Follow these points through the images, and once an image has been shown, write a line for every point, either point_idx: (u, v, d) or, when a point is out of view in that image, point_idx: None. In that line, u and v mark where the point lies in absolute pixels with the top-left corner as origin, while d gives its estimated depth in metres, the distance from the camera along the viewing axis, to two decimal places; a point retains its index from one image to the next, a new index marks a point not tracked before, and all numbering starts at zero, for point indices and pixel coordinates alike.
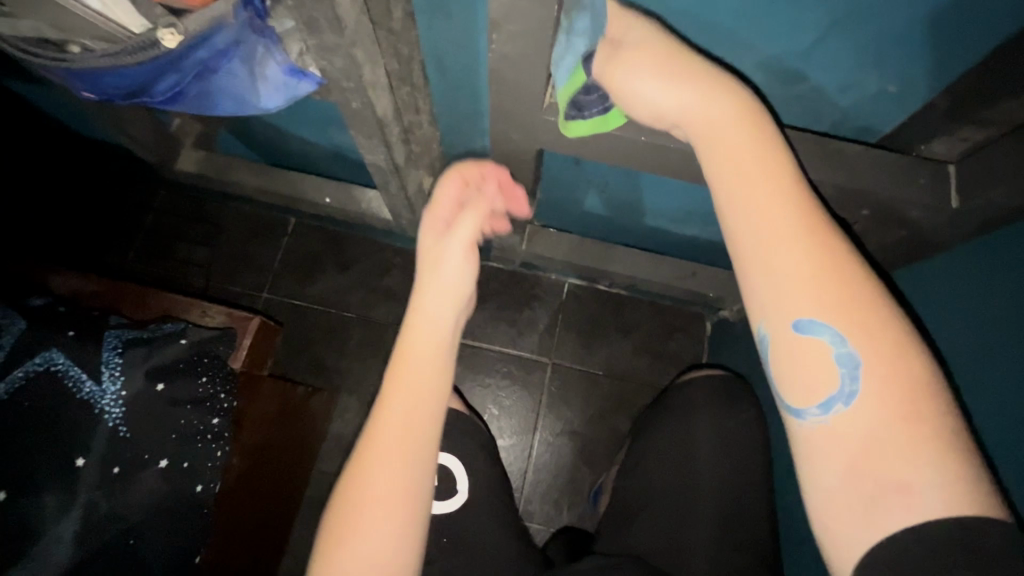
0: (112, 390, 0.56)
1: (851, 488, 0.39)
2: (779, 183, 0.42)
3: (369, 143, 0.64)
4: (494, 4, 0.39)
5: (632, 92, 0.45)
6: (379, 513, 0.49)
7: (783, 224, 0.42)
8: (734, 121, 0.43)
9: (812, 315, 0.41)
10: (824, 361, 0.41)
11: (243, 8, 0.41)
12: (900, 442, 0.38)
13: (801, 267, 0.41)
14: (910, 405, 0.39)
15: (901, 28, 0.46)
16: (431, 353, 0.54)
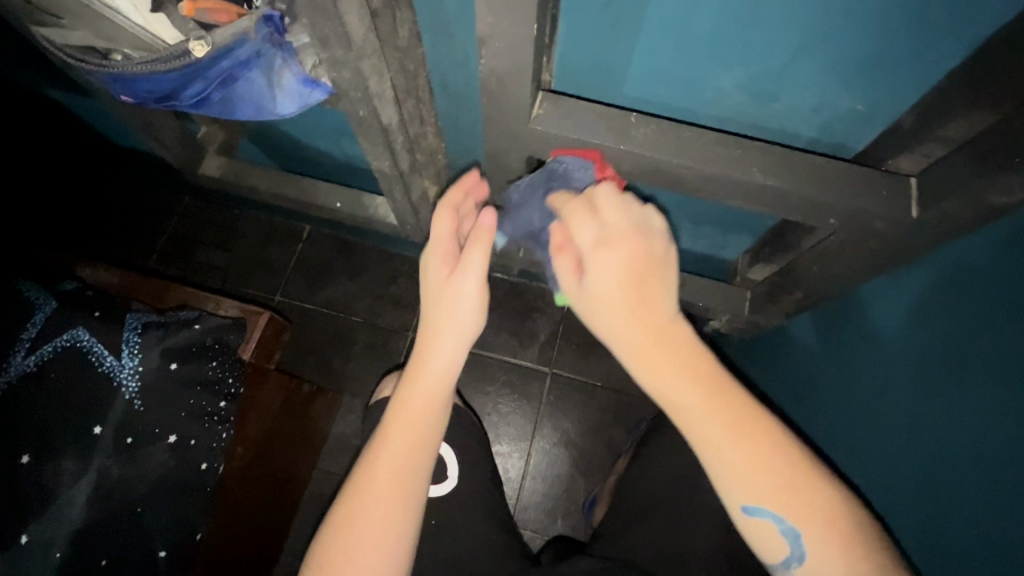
0: (130, 366, 0.60)
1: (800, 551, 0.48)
2: (718, 416, 0.48)
3: (375, 151, 0.69)
4: (481, 24, 0.44)
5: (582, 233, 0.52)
6: (374, 544, 0.57)
7: (708, 394, 0.49)
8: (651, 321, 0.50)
9: (733, 443, 0.48)
10: (772, 534, 0.49)
11: (264, 23, 0.47)
12: (812, 528, 0.47)
13: (721, 423, 0.48)
14: (808, 496, 0.48)
15: (861, 53, 0.50)
16: (432, 399, 0.62)
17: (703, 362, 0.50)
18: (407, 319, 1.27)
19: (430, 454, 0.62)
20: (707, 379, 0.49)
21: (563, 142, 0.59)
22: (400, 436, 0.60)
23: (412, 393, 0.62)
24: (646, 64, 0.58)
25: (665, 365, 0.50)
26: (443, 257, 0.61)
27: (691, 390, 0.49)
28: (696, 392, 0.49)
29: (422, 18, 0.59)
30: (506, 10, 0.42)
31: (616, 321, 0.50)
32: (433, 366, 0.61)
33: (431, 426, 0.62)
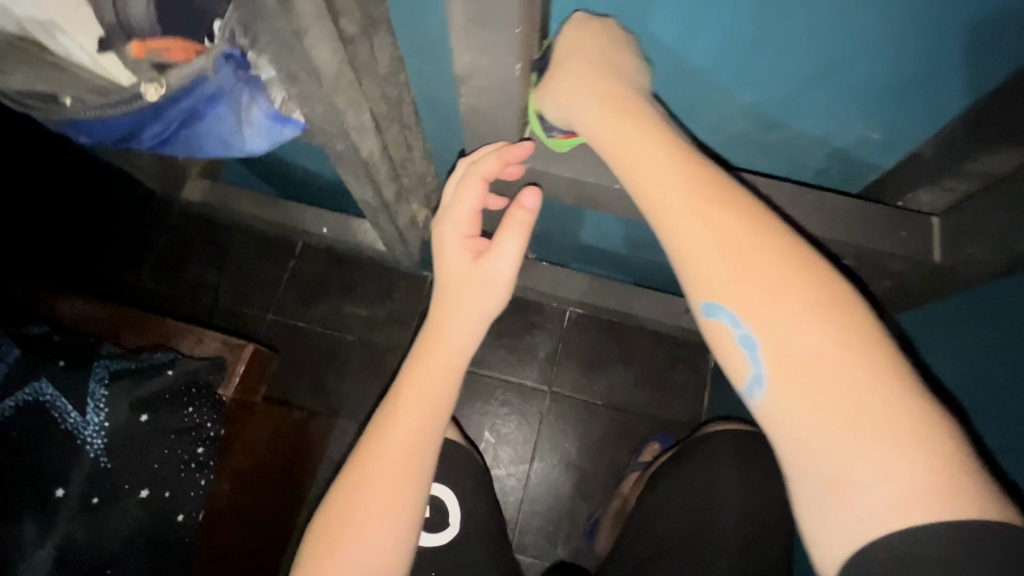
0: (95, 422, 0.56)
1: (810, 449, 0.37)
2: (684, 174, 0.43)
3: (357, 182, 0.65)
4: (459, 62, 0.40)
5: (553, 103, 0.50)
6: (380, 517, 0.54)
7: (689, 183, 0.42)
8: (636, 132, 0.44)
9: (729, 288, 0.41)
10: (731, 345, 0.41)
11: (225, 62, 0.44)
12: (837, 428, 0.36)
13: (683, 193, 0.42)
14: (839, 377, 0.37)
15: (880, 81, 0.46)
16: (444, 375, 0.57)
17: (666, 134, 0.45)
18: (402, 337, 1.24)
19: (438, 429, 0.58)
20: (656, 130, 0.45)
21: (556, 178, 0.56)
22: (408, 414, 0.56)
23: (415, 377, 0.57)
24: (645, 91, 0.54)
25: (669, 185, 0.42)
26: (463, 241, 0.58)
27: (700, 210, 0.42)
28: (644, 132, 0.44)
29: (404, 42, 0.55)
30: (485, 49, 0.38)
31: (596, 111, 0.46)
32: (446, 345, 0.58)
33: (444, 408, 0.58)
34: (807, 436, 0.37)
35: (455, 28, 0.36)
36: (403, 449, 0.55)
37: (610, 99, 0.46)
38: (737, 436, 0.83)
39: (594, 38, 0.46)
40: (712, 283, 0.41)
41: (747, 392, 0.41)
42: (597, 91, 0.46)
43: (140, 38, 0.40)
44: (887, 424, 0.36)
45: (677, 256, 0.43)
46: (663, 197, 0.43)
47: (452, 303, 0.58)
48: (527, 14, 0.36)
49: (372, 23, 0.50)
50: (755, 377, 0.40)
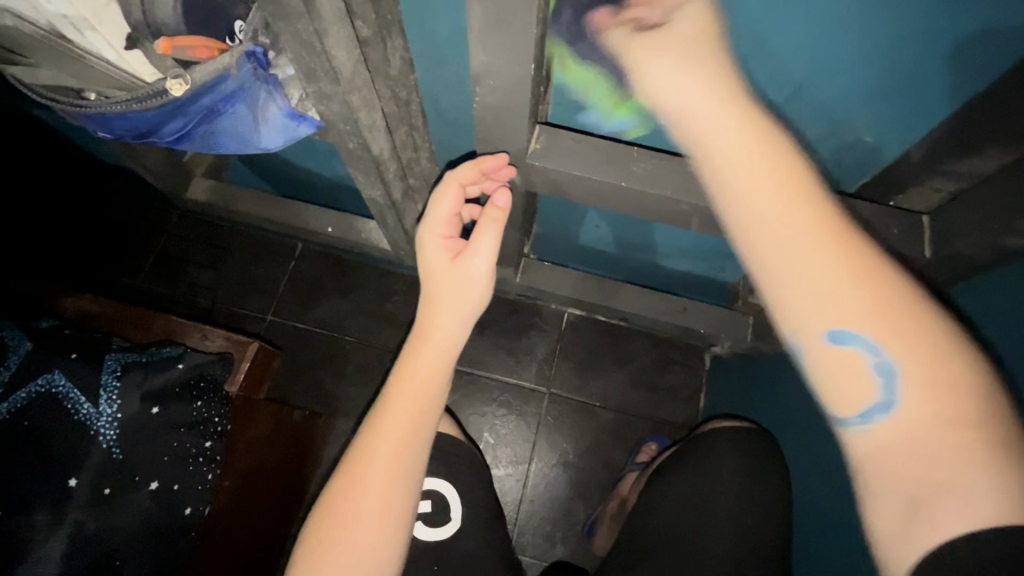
0: (108, 413, 0.57)
1: (920, 482, 0.35)
2: (776, 184, 0.39)
3: (366, 181, 0.66)
4: (474, 62, 0.42)
5: (639, 73, 0.42)
6: (373, 517, 0.55)
7: (787, 194, 0.39)
8: (730, 116, 0.40)
9: (837, 305, 0.37)
10: (857, 372, 0.38)
11: (247, 60, 0.44)
12: (969, 463, 0.33)
13: (790, 205, 0.38)
14: (955, 403, 0.35)
15: (872, 85, 0.48)
16: (434, 370, 0.60)
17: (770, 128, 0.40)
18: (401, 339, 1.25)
19: (433, 420, 0.60)
20: (762, 128, 0.40)
21: (561, 176, 0.57)
22: (397, 415, 0.58)
23: (405, 378, 0.59)
24: None
25: (774, 188, 0.39)
26: (445, 241, 0.60)
27: (817, 214, 0.38)
28: (731, 128, 0.40)
29: (416, 46, 0.57)
30: (501, 50, 0.40)
31: (681, 88, 0.41)
32: (433, 344, 0.60)
33: (435, 400, 0.60)
34: (919, 466, 0.35)
35: (473, 29, 0.38)
36: (392, 449, 0.56)
37: (708, 80, 0.40)
38: (733, 434, 0.86)
39: (692, 27, 0.41)
40: (814, 293, 0.38)
41: (860, 416, 0.38)
42: (686, 65, 0.41)
43: (168, 35, 0.42)
44: (1019, 463, 0.33)
45: (767, 262, 0.39)
46: (757, 195, 0.39)
47: (441, 301, 0.60)
48: (541, 16, 0.37)
49: (387, 25, 0.52)
50: (875, 402, 0.37)
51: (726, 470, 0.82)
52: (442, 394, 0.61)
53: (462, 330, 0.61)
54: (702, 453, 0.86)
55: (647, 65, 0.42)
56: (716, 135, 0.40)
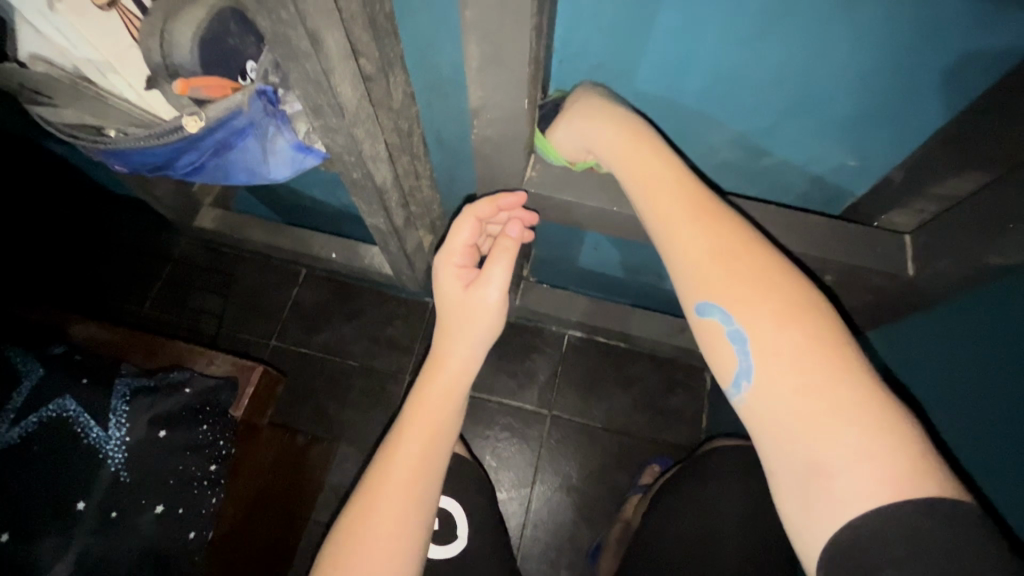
0: (117, 436, 0.58)
1: (789, 440, 0.41)
2: (650, 192, 0.49)
3: (370, 209, 0.69)
4: (472, 97, 0.45)
5: (565, 137, 0.53)
6: (389, 539, 0.55)
7: (657, 200, 0.49)
8: (638, 152, 0.50)
9: (718, 293, 0.46)
10: (728, 346, 0.45)
11: (259, 98, 0.48)
12: (818, 418, 0.40)
13: (664, 213, 0.49)
14: (810, 366, 0.41)
15: (852, 109, 0.51)
16: (445, 404, 0.62)
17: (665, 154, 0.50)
18: (404, 363, 1.26)
19: (443, 455, 0.61)
20: (657, 156, 0.50)
21: (556, 201, 0.59)
22: (411, 439, 0.60)
23: (420, 406, 0.61)
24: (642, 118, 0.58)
25: (662, 202, 0.48)
26: (461, 271, 0.62)
27: (699, 218, 0.47)
28: (615, 151, 0.51)
29: (417, 82, 0.60)
30: (496, 87, 0.43)
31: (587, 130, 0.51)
32: (446, 372, 0.62)
33: (446, 434, 0.62)
34: (786, 425, 0.41)
35: (470, 67, 0.41)
36: (408, 472, 0.58)
37: (611, 121, 0.50)
38: (735, 452, 0.86)
39: (598, 99, 0.52)
40: (702, 285, 0.46)
41: (736, 387, 0.45)
42: (598, 121, 0.50)
43: (185, 77, 0.45)
44: (845, 410, 0.39)
45: (669, 264, 0.48)
46: (652, 210, 0.49)
47: (454, 331, 0.62)
48: (534, 56, 0.40)
49: (389, 63, 0.56)
50: (743, 371, 0.44)
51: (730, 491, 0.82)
52: (452, 430, 0.63)
53: (473, 366, 0.63)
54: (707, 469, 0.86)
55: (568, 128, 0.53)
56: (625, 166, 0.51)
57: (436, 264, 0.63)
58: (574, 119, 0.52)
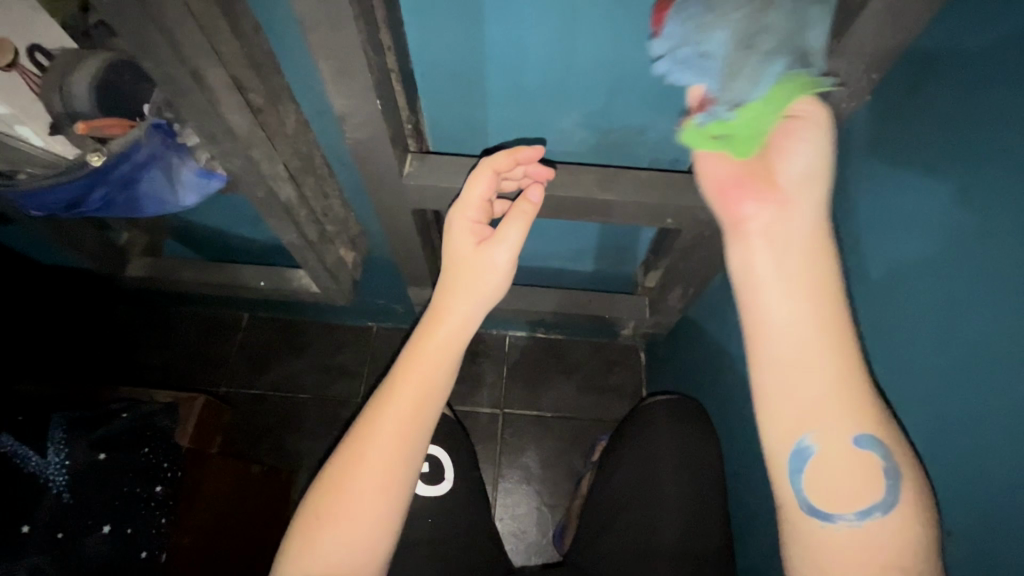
0: (56, 461, 0.62)
1: (851, 559, 0.44)
2: (821, 313, 0.45)
3: (281, 226, 0.76)
4: (337, 104, 0.54)
5: (791, 155, 0.46)
6: (371, 504, 0.57)
7: (812, 312, 0.45)
8: (811, 257, 0.46)
9: (862, 424, 0.45)
10: (873, 480, 0.44)
11: (154, 131, 0.56)
12: (902, 546, 0.43)
13: (818, 328, 0.45)
14: (917, 513, 0.44)
15: (659, 84, 0.62)
16: (440, 364, 0.60)
17: (827, 252, 0.46)
18: (355, 386, 1.29)
19: (432, 414, 0.60)
20: (825, 251, 0.46)
21: (436, 190, 0.67)
22: (399, 411, 0.58)
23: (408, 373, 0.59)
24: (499, 116, 0.68)
25: (818, 328, 0.45)
26: (474, 227, 0.62)
27: (849, 352, 0.45)
28: (788, 281, 0.46)
29: (306, 108, 0.69)
30: (353, 92, 0.53)
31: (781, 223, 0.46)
32: (444, 329, 0.60)
33: (442, 385, 0.60)
34: (863, 548, 0.44)
35: (327, 77, 0.51)
36: (391, 450, 0.57)
37: (784, 201, 0.46)
38: (668, 405, 0.88)
39: (811, 126, 0.46)
40: (837, 418, 0.45)
41: (855, 515, 0.44)
42: (795, 161, 0.46)
43: (85, 119, 0.53)
44: (926, 546, 0.43)
45: (797, 371, 0.45)
46: (803, 326, 0.45)
47: (454, 289, 0.61)
48: (375, 63, 0.51)
49: (276, 93, 0.65)
50: (877, 504, 0.44)
51: (665, 442, 0.85)
52: (447, 387, 0.61)
53: (473, 322, 0.62)
54: (642, 425, 0.88)
55: (791, 155, 0.46)
56: (761, 241, 0.47)
57: (451, 213, 0.63)
58: (801, 137, 0.46)
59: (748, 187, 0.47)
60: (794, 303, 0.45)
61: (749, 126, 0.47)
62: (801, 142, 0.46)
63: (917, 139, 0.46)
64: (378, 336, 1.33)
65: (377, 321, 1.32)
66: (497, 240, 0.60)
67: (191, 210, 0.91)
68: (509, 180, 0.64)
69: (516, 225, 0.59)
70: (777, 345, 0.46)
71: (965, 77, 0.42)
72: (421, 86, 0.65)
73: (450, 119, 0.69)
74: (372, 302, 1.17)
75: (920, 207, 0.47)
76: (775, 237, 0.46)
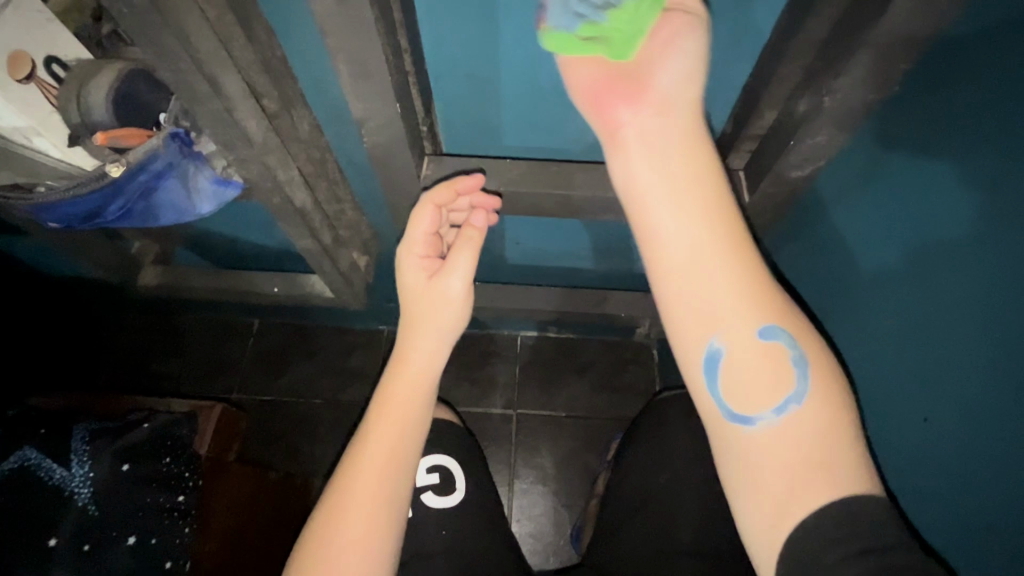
0: (80, 473, 0.62)
1: (775, 472, 0.44)
2: (711, 231, 0.46)
3: (296, 232, 0.75)
4: (355, 108, 0.54)
5: (668, 63, 0.48)
6: (360, 525, 0.58)
7: (733, 280, 0.46)
8: (695, 155, 0.47)
9: (755, 314, 0.46)
10: (778, 374, 0.45)
11: (173, 140, 0.56)
12: (819, 436, 0.44)
13: (729, 275, 0.46)
14: (832, 411, 0.45)
15: None
16: (414, 394, 0.63)
17: (704, 144, 0.48)
18: (368, 390, 1.28)
19: (415, 440, 0.62)
20: (703, 149, 0.48)
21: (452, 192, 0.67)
22: (378, 443, 0.61)
23: (385, 405, 0.62)
24: (515, 117, 0.68)
25: (703, 218, 0.46)
26: (423, 262, 0.64)
27: (745, 247, 0.46)
28: (675, 178, 0.47)
29: (320, 112, 0.69)
30: (371, 96, 0.53)
31: (666, 132, 0.48)
32: (412, 367, 0.63)
33: (416, 412, 0.63)
34: (784, 450, 0.44)
35: (346, 82, 0.51)
36: (376, 471, 0.59)
37: (674, 113, 0.48)
38: (681, 400, 0.87)
39: (692, 31, 0.48)
40: (727, 312, 0.46)
41: (772, 411, 0.45)
42: (683, 69, 0.48)
43: (104, 129, 0.52)
44: (838, 432, 0.44)
45: (689, 271, 0.46)
46: (685, 213, 0.46)
47: (419, 324, 0.63)
48: (395, 67, 0.51)
49: (291, 99, 0.64)
50: (791, 394, 0.45)
51: (680, 437, 0.84)
52: (425, 413, 0.64)
53: (442, 354, 0.64)
54: (656, 422, 0.87)
55: (668, 65, 0.48)
56: (640, 136, 0.48)
57: (401, 253, 0.65)
58: (676, 48, 0.48)
59: (633, 90, 0.48)
60: (681, 198, 0.46)
61: (618, 26, 0.48)
62: (679, 49, 0.48)
63: (944, 132, 0.47)
64: (390, 339, 1.32)
65: (389, 325, 1.32)
66: (448, 271, 0.62)
67: (203, 217, 0.91)
68: (456, 212, 0.65)
69: (466, 254, 0.61)
70: (672, 250, 0.46)
71: (988, 72, 0.42)
72: (436, 88, 0.64)
73: (465, 120, 0.69)
74: (385, 306, 1.17)
75: (944, 202, 0.47)
76: (650, 143, 0.48)
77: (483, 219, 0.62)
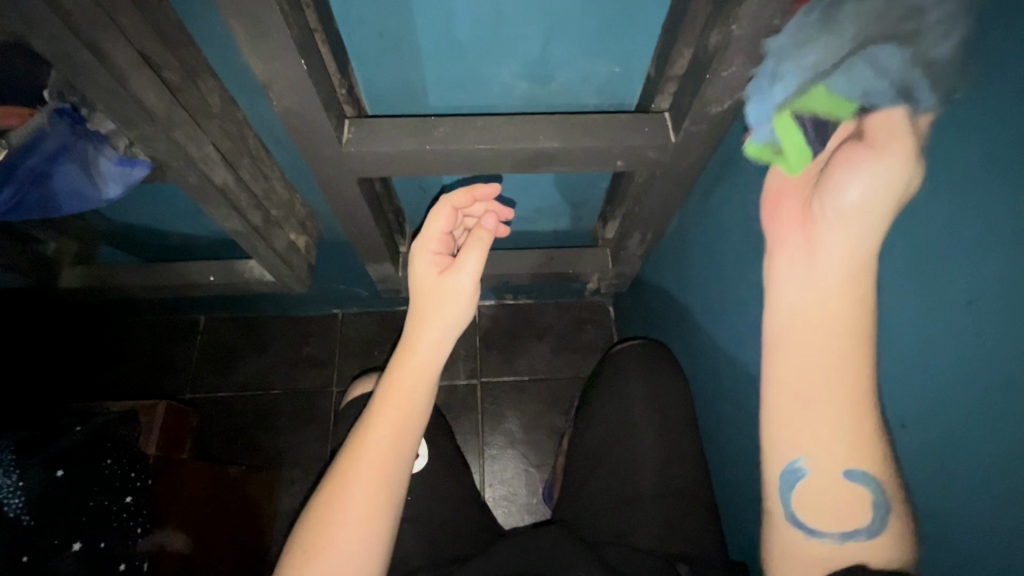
0: (7, 484, 0.58)
1: (810, 558, 0.48)
2: (835, 369, 0.45)
3: (221, 214, 0.72)
4: (258, 70, 0.51)
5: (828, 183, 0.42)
6: (362, 514, 0.57)
7: (843, 412, 0.45)
8: (832, 279, 0.44)
9: (851, 452, 0.45)
10: (857, 504, 0.45)
11: (60, 117, 0.54)
12: (869, 547, 0.45)
13: (843, 431, 0.45)
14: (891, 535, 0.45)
15: (594, 24, 0.60)
16: (416, 384, 0.62)
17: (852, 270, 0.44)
18: (327, 375, 1.25)
19: (416, 427, 0.62)
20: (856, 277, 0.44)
21: (379, 156, 0.64)
22: (382, 426, 0.60)
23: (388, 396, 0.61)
24: (436, 73, 0.66)
25: (826, 357, 0.45)
26: (434, 259, 0.64)
27: (856, 383, 0.45)
28: (813, 315, 0.46)
29: (229, 83, 0.64)
30: (272, 55, 0.50)
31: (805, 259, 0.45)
32: (417, 356, 0.62)
33: (419, 405, 0.62)
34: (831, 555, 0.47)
35: (242, 41, 0.48)
36: (378, 462, 0.59)
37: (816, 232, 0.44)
38: (635, 352, 0.89)
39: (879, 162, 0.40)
40: (814, 439, 0.46)
41: (835, 531, 0.47)
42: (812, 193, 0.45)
43: None
44: (896, 553, 0.45)
45: (799, 390, 0.47)
46: (792, 344, 0.47)
47: (426, 316, 0.62)
48: (293, 21, 0.48)
49: (193, 70, 0.60)
50: (862, 524, 0.45)
51: (635, 386, 0.86)
52: (427, 405, 0.63)
53: (445, 348, 0.63)
54: (613, 373, 0.89)
55: (840, 190, 0.41)
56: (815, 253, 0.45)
57: (413, 250, 0.65)
58: (848, 176, 0.41)
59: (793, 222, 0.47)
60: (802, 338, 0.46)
61: (789, 139, 0.45)
62: (854, 178, 0.41)
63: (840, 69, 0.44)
64: (344, 321, 1.30)
65: (342, 307, 1.29)
66: (461, 270, 0.61)
67: (123, 208, 0.86)
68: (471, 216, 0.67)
69: (478, 253, 0.61)
70: (783, 369, 0.48)
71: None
72: (349, 46, 0.61)
73: (384, 80, 0.66)
74: (334, 288, 1.14)
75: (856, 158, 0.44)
76: (810, 281, 0.45)
77: (493, 223, 0.62)
